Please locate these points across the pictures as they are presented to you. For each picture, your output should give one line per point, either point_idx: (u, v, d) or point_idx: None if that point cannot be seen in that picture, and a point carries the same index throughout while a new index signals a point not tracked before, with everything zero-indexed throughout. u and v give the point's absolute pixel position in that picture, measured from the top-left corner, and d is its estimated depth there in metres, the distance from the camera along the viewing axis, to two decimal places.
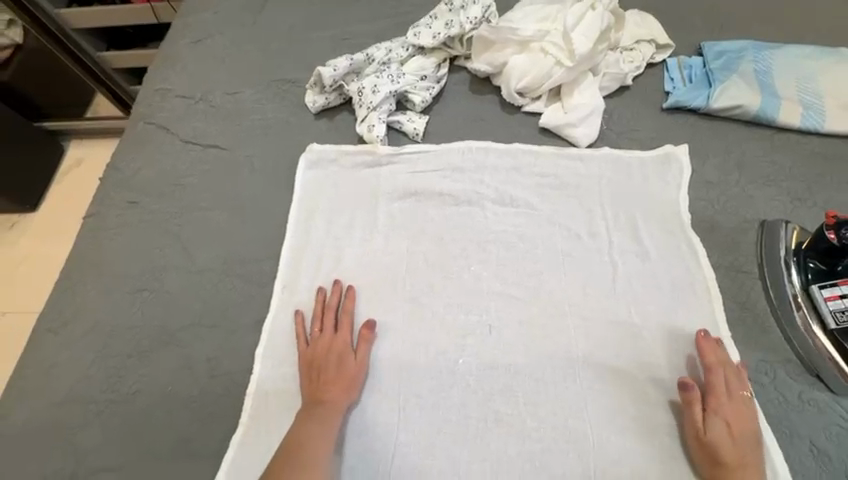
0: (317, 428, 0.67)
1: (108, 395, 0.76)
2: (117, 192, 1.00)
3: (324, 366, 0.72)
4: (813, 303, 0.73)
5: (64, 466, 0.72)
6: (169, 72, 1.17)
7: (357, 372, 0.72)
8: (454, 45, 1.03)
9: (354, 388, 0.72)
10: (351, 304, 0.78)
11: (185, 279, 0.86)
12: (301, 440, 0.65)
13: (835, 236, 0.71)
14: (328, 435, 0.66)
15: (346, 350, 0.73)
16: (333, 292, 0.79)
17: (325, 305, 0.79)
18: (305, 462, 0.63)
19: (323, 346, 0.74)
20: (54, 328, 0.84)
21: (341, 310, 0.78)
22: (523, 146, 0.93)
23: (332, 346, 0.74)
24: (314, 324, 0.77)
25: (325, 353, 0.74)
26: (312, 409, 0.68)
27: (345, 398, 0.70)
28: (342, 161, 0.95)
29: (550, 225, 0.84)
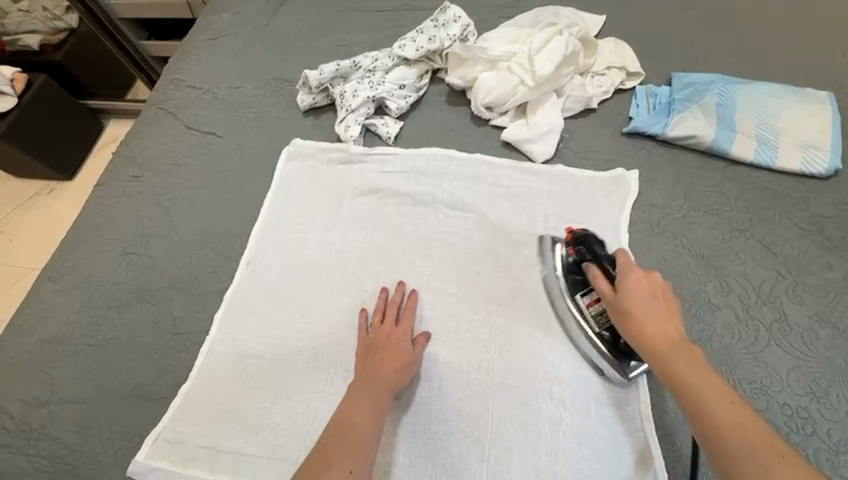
0: (369, 402, 0.70)
1: (86, 339, 0.88)
2: (124, 166, 1.13)
3: (382, 350, 0.76)
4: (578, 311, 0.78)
5: (40, 394, 0.83)
6: (186, 65, 1.31)
7: (411, 362, 0.76)
8: (435, 58, 1.11)
9: (407, 374, 0.75)
10: (416, 305, 0.83)
11: (167, 247, 0.97)
12: (353, 409, 0.69)
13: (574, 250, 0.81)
14: (377, 410, 0.70)
15: (404, 341, 0.78)
16: (398, 291, 0.84)
17: (387, 301, 0.83)
18: (357, 433, 0.66)
19: (383, 335, 0.78)
20: (53, 278, 0.97)
21: (403, 307, 0.83)
22: (484, 157, 0.99)
23: (393, 335, 0.78)
24: (376, 314, 0.81)
25: (385, 340, 0.78)
26: (368, 382, 0.72)
27: (398, 383, 0.73)
28: (319, 156, 1.05)
29: (493, 232, 0.90)
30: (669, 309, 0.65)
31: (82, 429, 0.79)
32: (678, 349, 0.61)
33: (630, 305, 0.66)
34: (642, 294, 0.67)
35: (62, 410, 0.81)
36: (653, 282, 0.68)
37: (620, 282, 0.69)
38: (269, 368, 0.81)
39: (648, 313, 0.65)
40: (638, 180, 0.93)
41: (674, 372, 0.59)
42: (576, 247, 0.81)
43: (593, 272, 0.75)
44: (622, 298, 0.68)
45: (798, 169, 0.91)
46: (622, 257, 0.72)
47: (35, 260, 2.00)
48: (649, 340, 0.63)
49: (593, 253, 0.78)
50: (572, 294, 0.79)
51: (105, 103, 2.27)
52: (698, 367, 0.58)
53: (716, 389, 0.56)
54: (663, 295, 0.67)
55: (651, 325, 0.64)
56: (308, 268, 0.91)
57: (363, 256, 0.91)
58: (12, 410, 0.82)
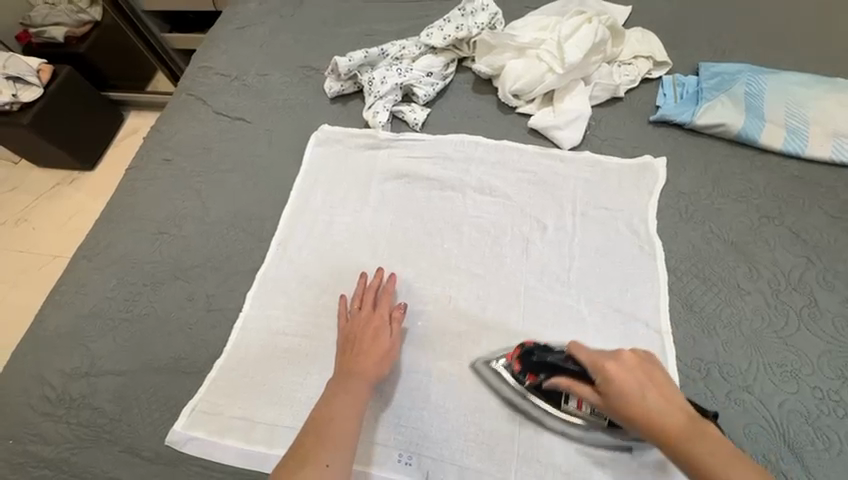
0: (346, 396, 0.70)
1: (123, 314, 0.90)
2: (155, 150, 1.15)
3: (360, 339, 0.76)
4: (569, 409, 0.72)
5: (80, 365, 0.86)
6: (214, 52, 1.33)
7: (390, 349, 0.76)
8: (462, 47, 1.12)
9: (386, 362, 0.75)
10: (392, 287, 0.83)
11: (199, 227, 1.00)
12: (331, 404, 0.69)
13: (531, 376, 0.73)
14: (354, 402, 0.70)
15: (382, 327, 0.77)
16: (376, 276, 0.84)
17: (365, 288, 0.83)
18: (336, 427, 0.67)
19: (360, 323, 0.78)
20: (89, 255, 1.00)
21: (382, 292, 0.83)
22: (511, 144, 1.00)
23: (370, 324, 0.78)
24: (355, 302, 0.82)
25: (362, 327, 0.78)
26: (345, 377, 0.72)
27: (377, 372, 0.74)
28: (347, 141, 1.06)
29: (521, 217, 0.92)
30: (659, 385, 0.59)
31: (121, 400, 0.81)
32: (686, 428, 0.55)
33: (623, 406, 0.58)
34: (631, 378, 0.60)
35: (101, 381, 0.83)
36: (633, 363, 0.62)
37: (601, 374, 0.61)
38: (302, 345, 0.82)
39: (640, 396, 0.58)
40: (666, 167, 0.94)
41: (677, 449, 0.54)
42: (535, 373, 0.72)
43: (562, 383, 0.66)
44: (613, 398, 0.59)
45: (828, 158, 0.91)
46: (588, 356, 0.64)
47: (59, 246, 2.05)
48: (654, 422, 0.56)
49: (546, 364, 0.71)
50: (557, 404, 0.72)
51: (127, 95, 2.31)
52: (707, 441, 0.54)
53: (723, 452, 0.53)
54: (644, 367, 0.61)
55: (651, 409, 0.57)
56: (337, 250, 0.92)
57: (391, 238, 0.92)
58: (52, 381, 0.85)
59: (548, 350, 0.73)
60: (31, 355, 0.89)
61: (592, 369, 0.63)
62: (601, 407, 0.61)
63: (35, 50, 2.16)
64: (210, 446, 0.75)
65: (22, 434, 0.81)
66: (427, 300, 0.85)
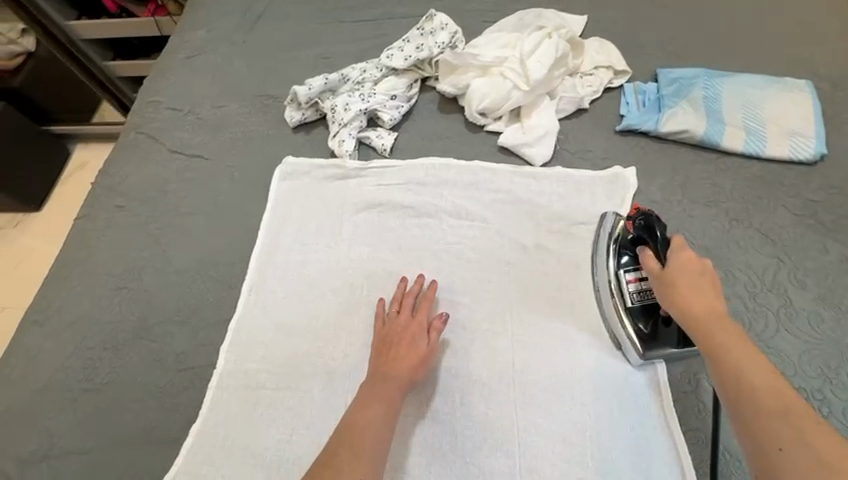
0: (378, 404, 0.70)
1: (83, 384, 0.83)
2: (107, 196, 1.08)
3: (395, 345, 0.76)
4: (619, 290, 0.79)
5: (38, 448, 0.77)
6: (163, 86, 1.27)
7: (427, 356, 0.75)
8: (424, 67, 1.10)
9: (419, 370, 0.74)
10: (433, 294, 0.82)
11: (163, 279, 0.93)
12: (363, 411, 0.69)
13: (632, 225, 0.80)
14: (386, 418, 0.69)
15: (419, 334, 0.77)
16: (417, 282, 0.83)
17: (404, 292, 0.83)
18: (363, 444, 0.65)
19: (398, 327, 0.78)
20: (39, 321, 0.92)
21: (421, 296, 0.82)
22: (482, 164, 0.99)
23: (408, 329, 0.77)
24: (393, 305, 0.81)
25: (399, 332, 0.77)
26: (377, 381, 0.72)
27: (410, 382, 0.73)
28: (314, 173, 1.02)
29: (499, 240, 0.90)
30: (715, 288, 0.66)
31: None
32: (724, 332, 0.60)
33: (674, 295, 0.67)
34: (694, 280, 0.67)
35: (65, 463, 0.76)
36: (699, 264, 0.68)
37: (676, 261, 0.69)
38: (284, 397, 0.78)
39: (696, 303, 0.65)
40: (636, 176, 0.95)
41: (710, 329, 0.61)
42: (634, 226, 0.79)
43: (644, 253, 0.74)
44: (671, 278, 0.68)
45: (787, 156, 0.94)
46: (677, 240, 0.72)
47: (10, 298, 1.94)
48: (699, 328, 0.62)
49: (648, 227, 0.77)
50: (617, 266, 0.81)
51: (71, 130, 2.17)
52: (744, 350, 0.57)
53: (756, 364, 0.56)
54: (711, 281, 0.67)
55: (705, 313, 0.63)
56: (313, 291, 0.88)
57: (369, 274, 0.89)
58: (8, 468, 0.76)
59: (657, 222, 0.77)
60: None
61: (673, 251, 0.71)
62: (655, 279, 0.71)
63: None
64: None
65: None
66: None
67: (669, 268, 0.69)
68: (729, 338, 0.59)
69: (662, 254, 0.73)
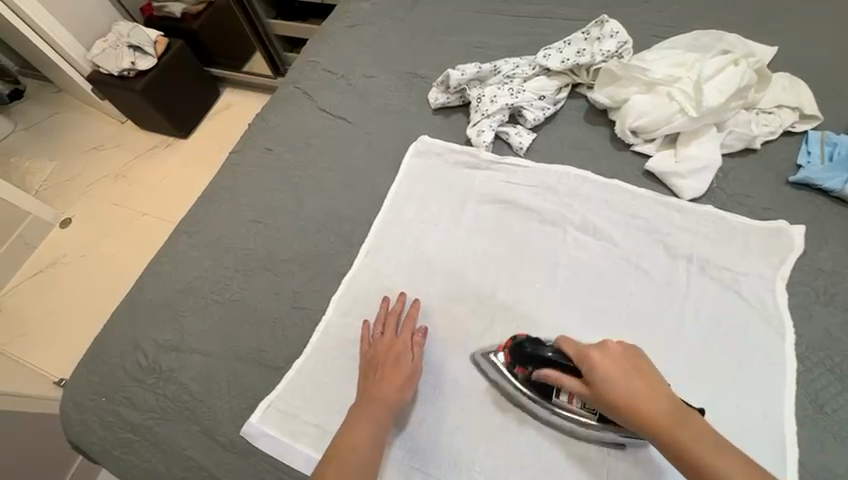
0: (366, 424, 0.73)
1: (215, 296, 0.94)
2: (260, 138, 1.20)
3: (383, 363, 0.79)
4: (559, 407, 0.74)
5: (171, 339, 0.89)
6: (323, 48, 1.36)
7: (411, 373, 0.78)
8: (579, 73, 1.06)
9: (406, 387, 0.77)
10: (416, 313, 0.84)
11: (294, 222, 1.02)
12: (352, 432, 0.72)
13: (522, 371, 0.76)
14: (375, 431, 0.72)
15: (404, 351, 0.79)
16: (399, 301, 0.86)
17: (388, 312, 0.85)
18: (352, 463, 0.69)
19: (384, 347, 0.80)
20: (190, 232, 1.05)
21: (404, 316, 0.85)
22: (622, 184, 0.94)
23: (393, 348, 0.80)
24: (377, 326, 0.83)
25: (385, 352, 0.80)
26: (367, 403, 0.75)
27: (398, 397, 0.76)
28: (446, 156, 1.04)
29: (624, 267, 0.85)
30: (647, 379, 0.65)
31: (203, 380, 0.84)
32: (673, 422, 0.61)
33: (607, 393, 0.65)
34: (615, 370, 0.66)
35: (187, 359, 0.86)
36: (620, 351, 0.68)
37: (584, 363, 0.68)
38: None
39: (631, 393, 0.64)
40: (804, 236, 0.83)
41: (659, 429, 0.61)
42: (524, 365, 0.75)
43: (549, 375, 0.71)
44: (596, 390, 0.66)
45: None
46: (567, 346, 0.72)
47: (162, 210, 2.37)
48: (641, 419, 0.62)
49: (538, 355, 0.74)
50: (548, 397, 0.74)
51: (231, 76, 2.62)
52: (694, 432, 0.60)
53: (711, 445, 0.59)
54: (630, 358, 0.67)
55: (642, 402, 0.63)
56: (423, 271, 0.91)
57: (479, 267, 0.90)
58: (145, 349, 0.89)
59: (541, 344, 0.75)
60: (130, 320, 0.95)
61: (578, 363, 0.69)
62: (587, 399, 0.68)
63: (156, 22, 2.48)
64: (280, 448, 0.76)
65: (114, 395, 0.85)
66: (446, 349, 0.83)
67: (596, 385, 0.66)
68: (667, 418, 0.61)
69: (566, 361, 0.71)
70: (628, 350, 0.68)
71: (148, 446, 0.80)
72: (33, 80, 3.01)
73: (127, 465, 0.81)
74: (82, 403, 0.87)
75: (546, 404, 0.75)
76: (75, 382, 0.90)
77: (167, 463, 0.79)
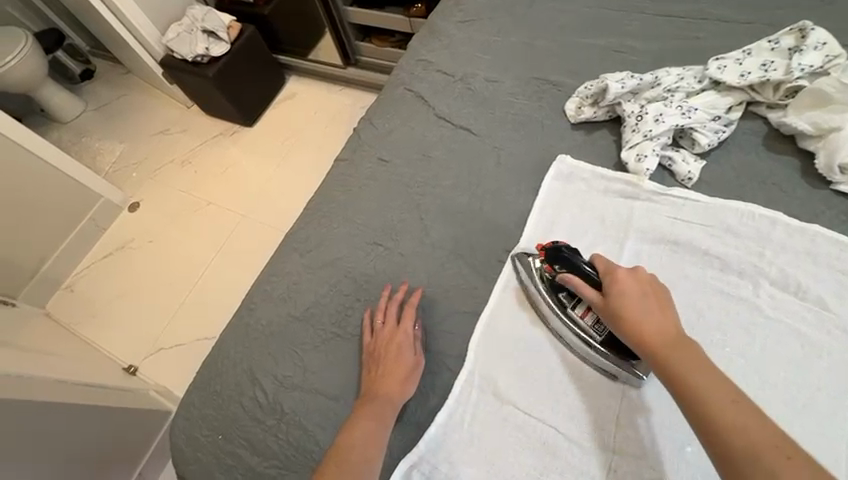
0: (365, 421, 0.71)
1: (335, 328, 0.84)
2: (371, 146, 1.09)
3: (383, 355, 0.78)
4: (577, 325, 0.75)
5: (292, 375, 0.81)
6: (435, 45, 1.23)
7: (413, 367, 0.76)
8: (762, 90, 0.89)
9: (407, 381, 0.75)
10: (415, 301, 0.82)
11: (419, 248, 0.91)
12: (351, 430, 0.70)
13: (550, 268, 0.77)
14: (375, 428, 0.70)
15: (405, 343, 0.77)
16: (400, 290, 0.85)
17: (389, 300, 0.84)
18: (350, 462, 0.67)
19: (384, 337, 0.79)
20: (300, 250, 0.96)
21: (404, 306, 0.83)
22: (825, 231, 0.77)
23: (394, 339, 0.78)
24: (379, 316, 0.82)
25: (387, 342, 0.78)
26: (369, 399, 0.73)
27: (401, 393, 0.74)
28: (594, 182, 0.91)
29: (842, 339, 0.70)
30: (663, 303, 0.65)
31: (332, 428, 0.75)
32: (675, 343, 0.60)
33: (621, 310, 0.65)
34: (633, 289, 0.66)
35: (312, 400, 0.78)
36: (640, 277, 0.68)
37: (609, 277, 0.69)
38: (532, 423, 0.72)
39: (641, 310, 0.64)
40: None
41: (659, 350, 0.60)
42: (553, 264, 0.77)
43: (571, 278, 0.73)
44: (611, 302, 0.67)
45: None
46: (600, 260, 0.72)
47: (228, 201, 2.32)
48: (643, 335, 0.62)
49: (571, 264, 0.74)
50: (565, 308, 0.76)
51: (296, 63, 2.53)
52: (692, 358, 0.58)
53: (709, 372, 0.56)
54: (653, 286, 0.67)
55: (646, 321, 0.63)
56: None
57: None
58: (264, 384, 0.81)
59: (578, 253, 0.76)
60: (242, 346, 0.87)
61: (603, 275, 0.70)
62: (602, 313, 0.68)
63: (228, 5, 2.43)
64: None
65: (232, 434, 0.78)
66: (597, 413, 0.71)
67: (612, 302, 0.66)
68: (668, 339, 0.60)
69: (596, 274, 0.72)
70: (649, 274, 0.69)
71: None
72: (103, 60, 3.01)
73: None
74: (196, 438, 0.80)
75: (568, 320, 0.76)
76: (186, 411, 0.83)
77: None
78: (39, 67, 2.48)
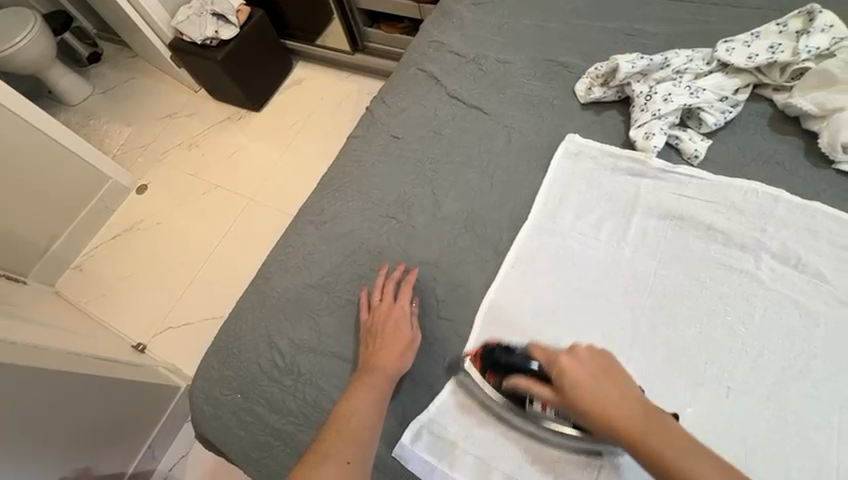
0: (363, 391, 0.73)
1: (349, 296, 0.88)
2: (383, 124, 1.11)
3: (380, 330, 0.80)
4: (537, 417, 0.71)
5: (308, 339, 0.84)
6: (447, 27, 1.24)
7: (409, 341, 0.79)
8: (769, 72, 0.92)
9: (404, 355, 0.78)
10: (413, 279, 0.85)
11: (430, 221, 0.94)
12: (349, 400, 0.72)
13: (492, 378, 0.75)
14: (373, 399, 0.73)
15: (403, 319, 0.80)
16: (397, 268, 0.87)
17: (387, 278, 0.86)
18: (350, 430, 0.69)
19: (381, 312, 0.81)
20: (314, 222, 0.99)
21: (401, 283, 0.85)
22: (826, 208, 0.79)
23: (391, 315, 0.81)
24: (376, 292, 0.84)
25: (383, 318, 0.81)
26: (367, 368, 0.76)
27: (397, 365, 0.77)
28: (603, 160, 0.93)
29: (839, 309, 0.72)
30: (616, 382, 0.62)
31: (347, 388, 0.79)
32: (647, 427, 0.57)
33: (581, 400, 0.61)
34: (583, 374, 0.63)
35: (327, 362, 0.81)
36: (592, 354, 0.65)
37: (556, 371, 0.65)
38: None
39: (601, 392, 0.61)
40: None
41: (634, 440, 0.57)
42: (494, 372, 0.75)
43: (521, 383, 0.70)
44: (567, 394, 0.63)
45: None
46: (540, 352, 0.70)
47: (236, 184, 2.34)
48: (610, 421, 0.59)
49: (504, 376, 0.74)
50: (522, 407, 0.72)
51: (303, 48, 2.53)
52: (666, 438, 0.56)
53: (690, 450, 0.55)
54: (598, 365, 0.64)
55: (611, 407, 0.59)
56: (582, 289, 0.82)
57: (652, 291, 0.79)
58: (281, 347, 0.84)
59: (513, 350, 0.75)
60: (259, 312, 0.90)
61: (550, 367, 0.67)
62: (561, 406, 0.64)
63: None
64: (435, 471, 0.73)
65: (251, 394, 0.82)
66: None
67: (570, 391, 0.62)
68: (642, 422, 0.58)
69: (541, 370, 0.70)
70: (590, 349, 0.66)
71: (290, 452, 0.77)
72: (110, 43, 3.02)
73: (267, 468, 0.78)
74: (216, 397, 0.84)
75: (526, 418, 0.73)
76: (206, 373, 0.87)
77: None
78: (47, 49, 2.49)
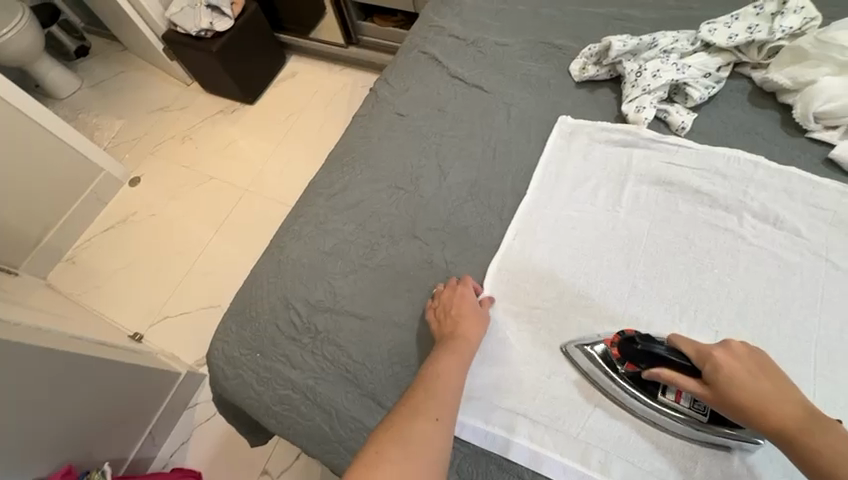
0: (447, 360, 0.75)
1: (362, 260, 0.92)
2: (388, 103, 1.15)
3: (449, 306, 0.81)
4: (660, 404, 0.72)
5: (324, 300, 0.89)
6: (446, 13, 1.29)
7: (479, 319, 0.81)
8: (747, 51, 0.99)
9: (478, 332, 0.80)
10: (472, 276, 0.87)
11: (437, 191, 0.99)
12: (432, 368, 0.74)
13: (630, 367, 0.73)
14: (457, 366, 0.74)
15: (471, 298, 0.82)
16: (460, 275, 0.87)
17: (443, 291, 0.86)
18: (436, 390, 0.70)
19: (447, 296, 0.83)
20: (325, 194, 1.03)
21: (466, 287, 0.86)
22: (800, 172, 0.87)
23: (458, 296, 0.82)
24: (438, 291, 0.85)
25: (450, 299, 0.82)
26: (450, 342, 0.77)
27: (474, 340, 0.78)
28: (596, 133, 0.99)
29: (812, 259, 0.80)
30: (775, 381, 0.63)
31: (362, 344, 0.84)
32: (809, 423, 0.59)
33: (742, 398, 0.63)
34: (743, 371, 0.64)
35: (344, 321, 0.87)
36: (748, 353, 0.66)
37: (712, 366, 0.65)
38: (541, 332, 0.82)
39: (757, 390, 0.63)
40: None
41: (796, 437, 0.59)
42: (635, 362, 0.72)
43: (664, 374, 0.68)
44: (722, 391, 0.64)
45: None
46: (685, 343, 0.69)
47: (231, 175, 2.35)
48: (770, 419, 0.61)
49: (648, 357, 0.70)
50: (652, 394, 0.72)
51: (297, 41, 2.56)
52: (828, 438, 0.57)
53: None
54: (755, 362, 0.65)
55: (771, 404, 0.61)
56: (582, 249, 0.88)
57: (645, 249, 0.86)
58: (298, 308, 0.89)
59: (653, 339, 0.70)
60: (274, 278, 0.94)
61: (698, 361, 0.67)
62: (714, 402, 0.65)
63: None
64: None
65: (271, 352, 0.87)
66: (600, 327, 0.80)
67: (724, 381, 0.64)
68: (799, 419, 0.60)
69: (685, 361, 0.68)
70: (747, 345, 0.67)
71: (310, 404, 0.83)
72: (99, 37, 2.99)
73: (289, 420, 0.84)
74: (236, 356, 0.89)
75: (652, 402, 0.72)
76: (225, 336, 0.91)
77: (331, 423, 0.81)
78: (35, 40, 2.45)
